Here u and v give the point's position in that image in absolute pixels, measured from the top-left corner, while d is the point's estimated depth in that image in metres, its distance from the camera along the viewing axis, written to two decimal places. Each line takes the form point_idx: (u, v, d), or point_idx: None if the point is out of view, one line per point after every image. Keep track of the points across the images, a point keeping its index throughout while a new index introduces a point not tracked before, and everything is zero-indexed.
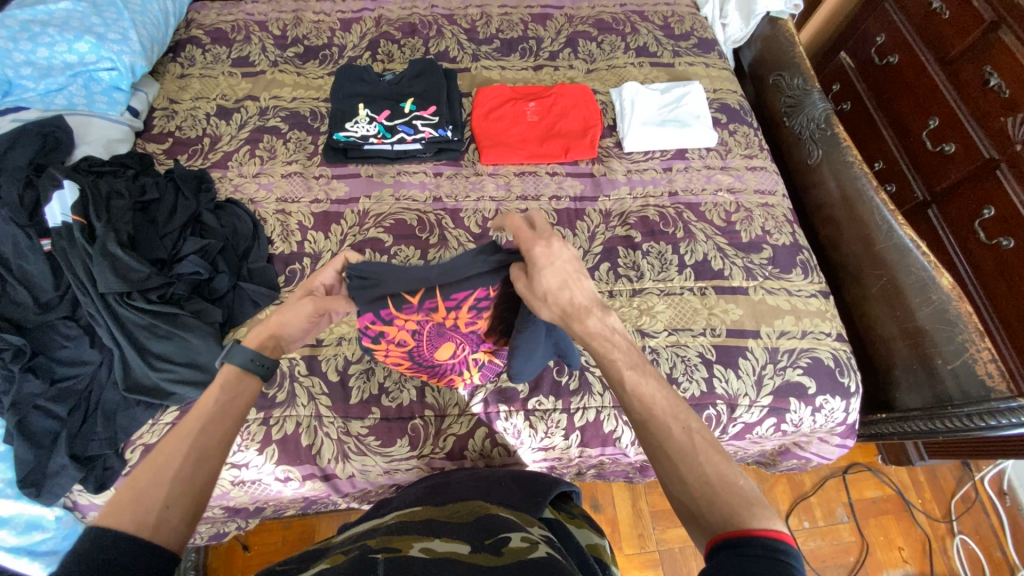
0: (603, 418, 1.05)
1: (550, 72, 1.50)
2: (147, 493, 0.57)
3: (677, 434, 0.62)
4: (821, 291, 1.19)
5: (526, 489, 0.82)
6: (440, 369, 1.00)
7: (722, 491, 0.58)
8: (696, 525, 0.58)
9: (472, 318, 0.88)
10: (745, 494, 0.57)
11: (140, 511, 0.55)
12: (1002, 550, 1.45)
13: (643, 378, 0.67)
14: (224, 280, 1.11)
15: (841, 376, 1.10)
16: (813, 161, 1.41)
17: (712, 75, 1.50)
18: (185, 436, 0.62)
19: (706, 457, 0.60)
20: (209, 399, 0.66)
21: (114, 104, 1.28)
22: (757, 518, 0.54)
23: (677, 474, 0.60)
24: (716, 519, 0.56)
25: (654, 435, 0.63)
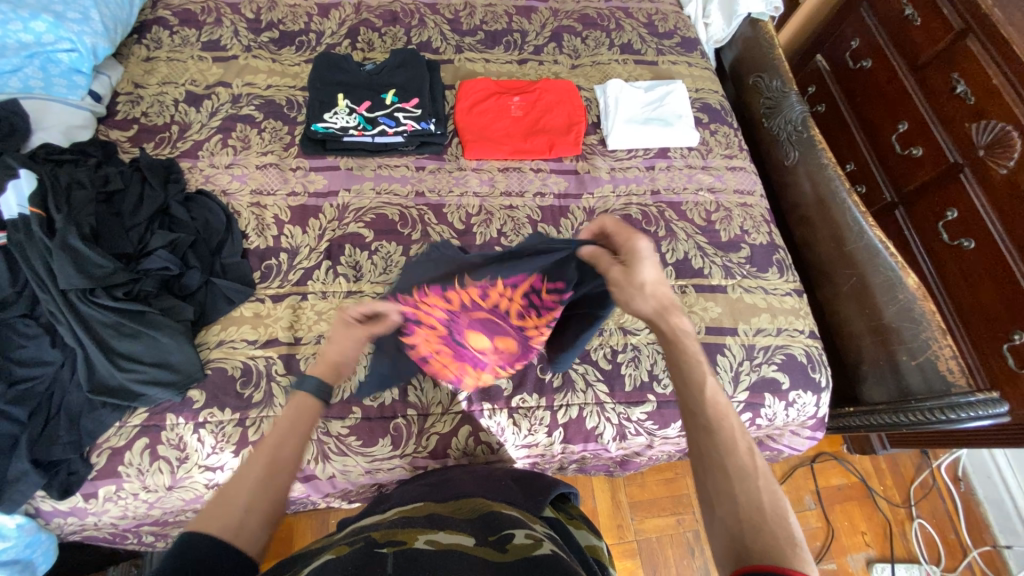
0: (586, 415, 1.06)
1: (534, 66, 1.49)
2: (232, 504, 0.62)
3: (739, 453, 0.63)
4: (795, 289, 1.22)
5: (526, 488, 0.83)
6: (463, 359, 1.00)
7: (768, 521, 0.57)
8: (728, 546, 0.57)
9: (537, 312, 0.92)
10: (790, 534, 0.56)
11: (226, 515, 0.60)
12: (955, 533, 1.55)
13: (719, 393, 0.68)
14: (195, 275, 1.07)
15: (813, 372, 1.14)
16: (790, 162, 1.44)
17: (695, 74, 1.52)
18: (264, 454, 0.67)
19: (764, 484, 0.60)
20: (278, 427, 0.71)
21: (74, 88, 1.21)
22: (797, 561, 0.53)
23: (727, 487, 0.61)
24: (754, 546, 0.55)
25: (716, 444, 0.64)
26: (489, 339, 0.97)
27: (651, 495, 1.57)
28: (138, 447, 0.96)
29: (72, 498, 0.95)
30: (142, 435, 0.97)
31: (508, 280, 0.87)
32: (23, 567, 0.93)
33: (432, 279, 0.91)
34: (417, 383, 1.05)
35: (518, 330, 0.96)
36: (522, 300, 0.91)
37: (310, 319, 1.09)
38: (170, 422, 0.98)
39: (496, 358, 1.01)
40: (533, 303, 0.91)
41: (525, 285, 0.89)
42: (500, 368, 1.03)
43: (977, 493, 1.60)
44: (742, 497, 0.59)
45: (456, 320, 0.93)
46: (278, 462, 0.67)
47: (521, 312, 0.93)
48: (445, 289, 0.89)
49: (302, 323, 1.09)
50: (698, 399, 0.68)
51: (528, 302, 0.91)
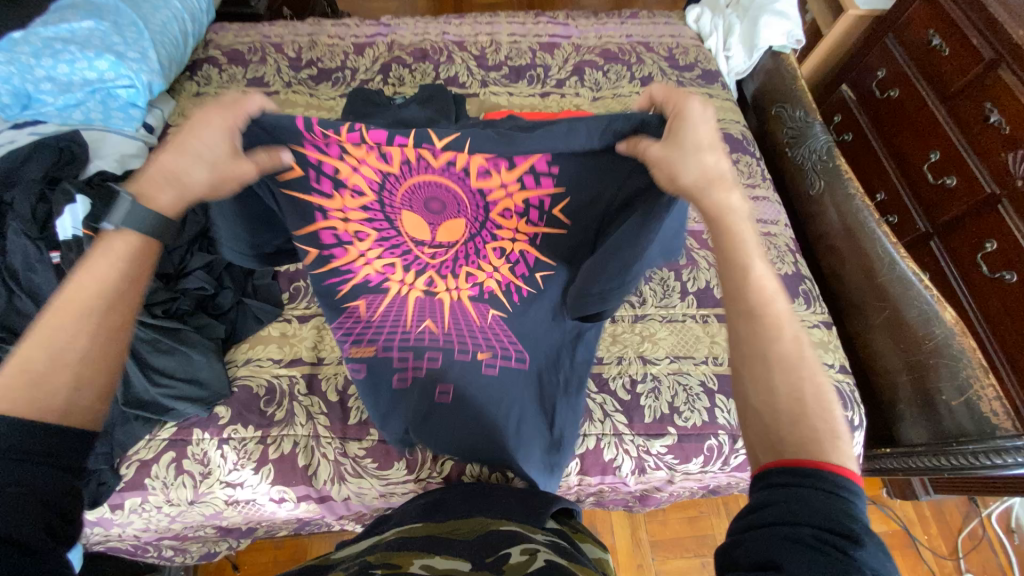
0: (604, 446, 1.04)
1: (556, 99, 1.54)
2: (51, 373, 0.54)
3: (784, 342, 0.60)
4: (822, 321, 1.19)
5: (524, 504, 0.82)
6: (372, 219, 0.83)
7: (808, 410, 0.56)
8: (765, 432, 0.57)
9: (521, 209, 0.81)
10: (830, 424, 0.55)
11: (47, 389, 0.54)
12: None
13: (767, 281, 0.63)
14: (228, 295, 1.12)
15: (844, 410, 1.10)
16: (815, 192, 1.42)
17: (716, 106, 1.53)
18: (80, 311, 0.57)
19: (806, 373, 0.58)
20: (101, 273, 0.59)
21: (130, 120, 1.32)
22: (836, 455, 0.53)
23: (766, 378, 0.59)
24: (790, 436, 0.55)
25: (757, 333, 0.60)
26: (429, 219, 0.83)
27: (674, 534, 1.51)
28: (164, 460, 0.99)
29: (100, 508, 0.98)
30: (169, 449, 1.00)
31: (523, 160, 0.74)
32: None
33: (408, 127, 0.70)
34: None
35: (481, 225, 0.84)
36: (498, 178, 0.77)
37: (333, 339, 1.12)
38: (195, 437, 1.01)
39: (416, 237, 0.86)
40: (505, 196, 0.79)
41: (504, 158, 0.73)
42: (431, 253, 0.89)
43: None
44: (779, 386, 0.58)
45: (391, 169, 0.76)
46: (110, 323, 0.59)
47: (486, 178, 0.77)
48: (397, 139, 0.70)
49: (325, 343, 1.12)
50: (739, 288, 0.63)
51: (500, 180, 0.77)
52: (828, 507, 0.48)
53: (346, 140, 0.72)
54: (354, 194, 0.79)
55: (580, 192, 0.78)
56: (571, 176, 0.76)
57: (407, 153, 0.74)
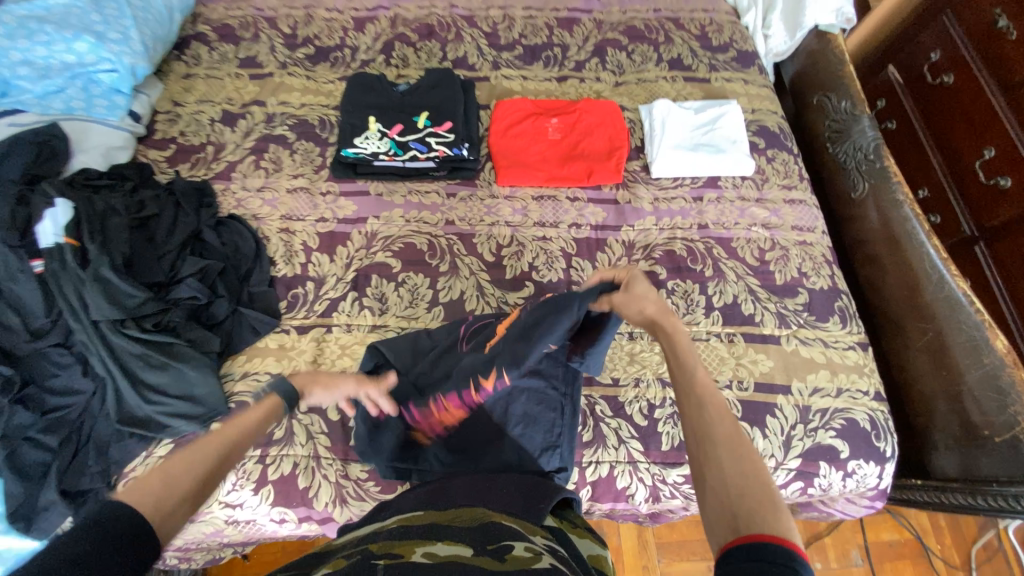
0: (617, 474, 0.99)
1: (575, 83, 1.40)
2: (176, 484, 0.56)
3: (717, 415, 0.59)
4: (859, 342, 1.10)
5: (527, 491, 0.73)
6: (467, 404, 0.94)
7: (755, 486, 0.52)
8: (713, 511, 0.52)
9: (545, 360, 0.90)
10: (777, 502, 0.50)
11: (165, 494, 0.55)
12: None
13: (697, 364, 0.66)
14: (223, 305, 1.06)
15: (877, 441, 1.03)
16: (857, 195, 1.30)
17: (752, 94, 1.39)
18: (218, 446, 0.63)
19: (742, 446, 0.56)
20: (247, 420, 0.68)
21: (114, 108, 1.23)
22: (785, 533, 0.47)
23: (712, 457, 0.55)
24: (741, 517, 0.50)
25: (701, 414, 0.59)
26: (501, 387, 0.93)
27: (680, 537, 1.48)
28: None
29: None
30: None
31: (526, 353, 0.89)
32: None
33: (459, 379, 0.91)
34: None
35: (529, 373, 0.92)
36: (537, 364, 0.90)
37: (333, 353, 1.06)
38: None
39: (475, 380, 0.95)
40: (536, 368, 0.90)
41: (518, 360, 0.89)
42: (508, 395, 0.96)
43: None
44: (725, 462, 0.54)
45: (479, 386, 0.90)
46: (226, 461, 0.62)
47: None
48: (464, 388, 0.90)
49: (325, 357, 1.06)
50: (682, 375, 0.64)
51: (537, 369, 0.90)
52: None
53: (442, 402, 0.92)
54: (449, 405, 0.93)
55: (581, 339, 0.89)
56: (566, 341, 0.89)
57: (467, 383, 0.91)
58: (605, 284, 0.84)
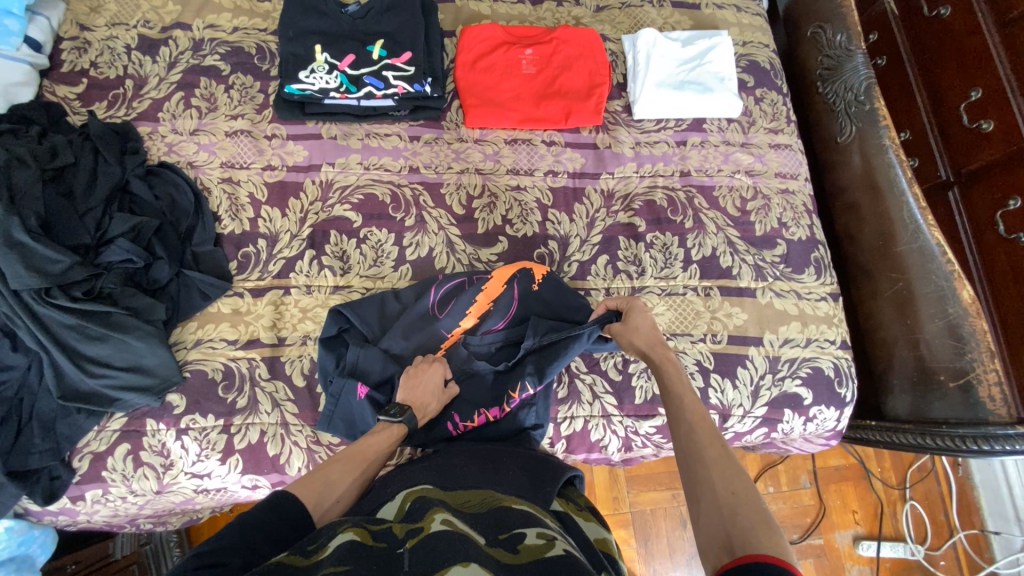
0: (591, 427, 0.99)
1: (551, 7, 1.24)
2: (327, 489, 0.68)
3: (713, 445, 0.67)
4: (831, 293, 1.11)
5: (533, 478, 0.72)
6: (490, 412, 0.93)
7: (744, 506, 0.59)
8: (712, 533, 0.58)
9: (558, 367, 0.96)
10: (767, 520, 0.57)
11: (319, 496, 0.67)
12: (945, 513, 1.56)
13: (695, 400, 0.75)
14: (163, 267, 0.96)
15: (839, 387, 1.07)
16: (843, 139, 1.25)
17: (743, 22, 1.27)
18: (362, 459, 0.75)
19: (737, 473, 0.63)
20: (380, 441, 0.79)
21: (6, 35, 1.01)
22: (771, 547, 0.54)
23: (706, 479, 0.63)
24: (735, 536, 0.56)
25: (696, 444, 0.68)
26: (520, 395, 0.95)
27: (648, 470, 1.57)
28: (119, 453, 0.91)
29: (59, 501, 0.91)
30: (123, 440, 0.92)
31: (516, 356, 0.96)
32: (19, 564, 0.91)
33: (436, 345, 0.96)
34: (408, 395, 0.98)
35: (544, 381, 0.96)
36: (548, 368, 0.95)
37: (294, 317, 1.00)
38: (150, 428, 0.92)
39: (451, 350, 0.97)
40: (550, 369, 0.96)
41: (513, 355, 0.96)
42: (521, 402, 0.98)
43: (974, 478, 1.59)
44: (718, 484, 0.62)
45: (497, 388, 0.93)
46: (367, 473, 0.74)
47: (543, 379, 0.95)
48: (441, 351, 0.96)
49: (286, 321, 0.99)
50: (676, 406, 0.74)
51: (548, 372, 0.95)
52: None
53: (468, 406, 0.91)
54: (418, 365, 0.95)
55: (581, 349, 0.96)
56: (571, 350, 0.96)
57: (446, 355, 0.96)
58: (609, 312, 0.95)
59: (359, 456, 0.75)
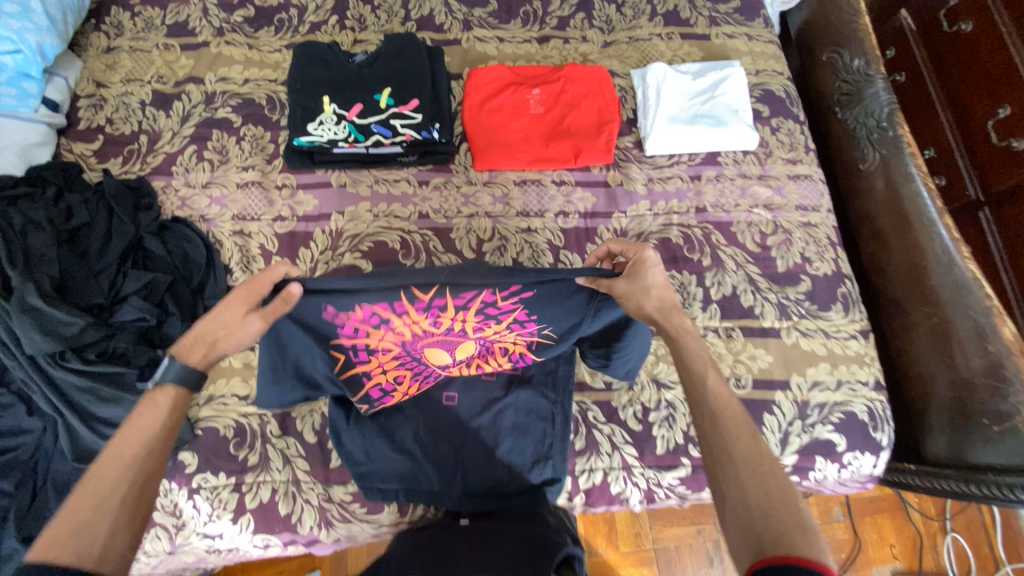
0: (611, 480, 0.95)
1: (558, 44, 1.23)
2: (90, 527, 0.54)
3: (742, 439, 0.62)
4: (861, 330, 1.06)
5: (530, 554, 0.69)
6: (402, 364, 0.84)
7: (778, 506, 0.56)
8: (744, 532, 0.56)
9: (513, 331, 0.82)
10: (801, 519, 0.55)
11: (80, 550, 0.53)
12: (990, 547, 1.45)
13: (720, 381, 0.68)
14: (175, 323, 0.96)
15: (874, 431, 1.01)
16: (865, 166, 1.21)
17: (755, 51, 1.24)
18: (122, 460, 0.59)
19: (768, 468, 0.60)
20: (148, 422, 0.62)
21: (25, 98, 1.05)
22: (810, 551, 0.52)
23: (735, 476, 0.60)
24: (766, 537, 0.54)
25: (722, 437, 0.63)
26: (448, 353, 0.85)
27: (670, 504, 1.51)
28: None
29: None
30: None
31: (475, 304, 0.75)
32: None
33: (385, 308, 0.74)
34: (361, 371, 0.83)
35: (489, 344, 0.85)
36: (484, 320, 0.78)
37: None
38: (163, 488, 0.91)
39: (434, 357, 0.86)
40: (499, 326, 0.80)
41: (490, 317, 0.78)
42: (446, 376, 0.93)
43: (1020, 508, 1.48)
44: (748, 481, 0.59)
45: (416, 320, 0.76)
46: (145, 473, 0.60)
47: (482, 328, 0.80)
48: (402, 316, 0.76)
49: None
50: (699, 395, 0.68)
51: (494, 325, 0.80)
52: None
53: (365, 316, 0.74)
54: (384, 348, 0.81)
55: (558, 315, 0.79)
56: (546, 314, 0.78)
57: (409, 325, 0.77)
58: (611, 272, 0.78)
59: (126, 458, 0.59)
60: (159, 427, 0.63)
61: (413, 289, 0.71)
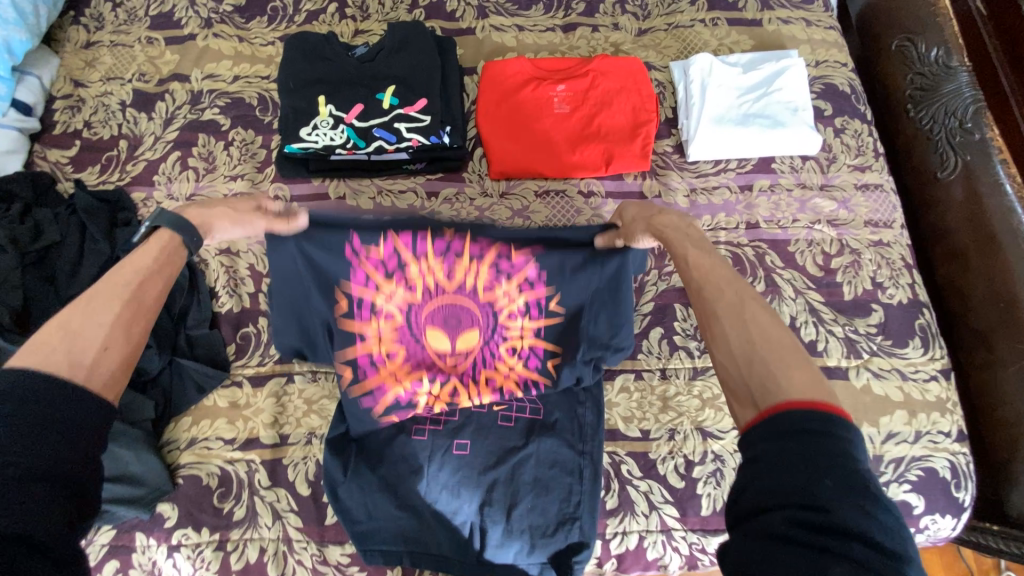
0: (648, 545, 0.82)
1: (586, 33, 1.08)
2: (77, 337, 0.51)
3: (724, 295, 0.57)
4: (942, 370, 0.90)
5: None
6: (401, 341, 0.78)
7: (765, 351, 0.51)
8: (737, 389, 0.52)
9: (524, 312, 0.78)
10: (792, 358, 0.50)
11: (71, 352, 0.50)
12: None
13: (701, 253, 0.64)
14: (152, 357, 0.84)
15: (956, 490, 0.85)
16: (943, 174, 1.03)
17: (815, 39, 1.07)
18: (119, 291, 0.57)
19: (754, 315, 0.54)
20: (140, 259, 0.61)
21: None
22: (804, 387, 0.47)
23: (721, 332, 0.55)
24: (757, 387, 0.50)
25: (704, 300, 0.59)
26: (449, 336, 0.79)
27: None
28: (106, 572, 0.79)
29: None
30: (110, 558, 0.80)
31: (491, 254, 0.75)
32: None
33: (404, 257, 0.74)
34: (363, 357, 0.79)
35: (495, 334, 0.80)
36: (494, 279, 0.77)
37: (297, 409, 0.87)
38: (139, 544, 0.80)
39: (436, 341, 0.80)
40: (510, 300, 0.78)
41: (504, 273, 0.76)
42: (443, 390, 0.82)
43: None
44: (737, 337, 0.54)
45: (429, 270, 0.75)
46: (141, 303, 0.57)
47: (491, 292, 0.78)
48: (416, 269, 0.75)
49: (288, 415, 0.87)
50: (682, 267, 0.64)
51: (504, 294, 0.77)
52: (807, 450, 0.43)
53: (383, 253, 0.73)
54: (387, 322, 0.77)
55: (573, 282, 0.76)
56: (561, 277, 0.76)
57: (422, 283, 0.76)
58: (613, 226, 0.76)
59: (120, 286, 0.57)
60: (155, 265, 0.61)
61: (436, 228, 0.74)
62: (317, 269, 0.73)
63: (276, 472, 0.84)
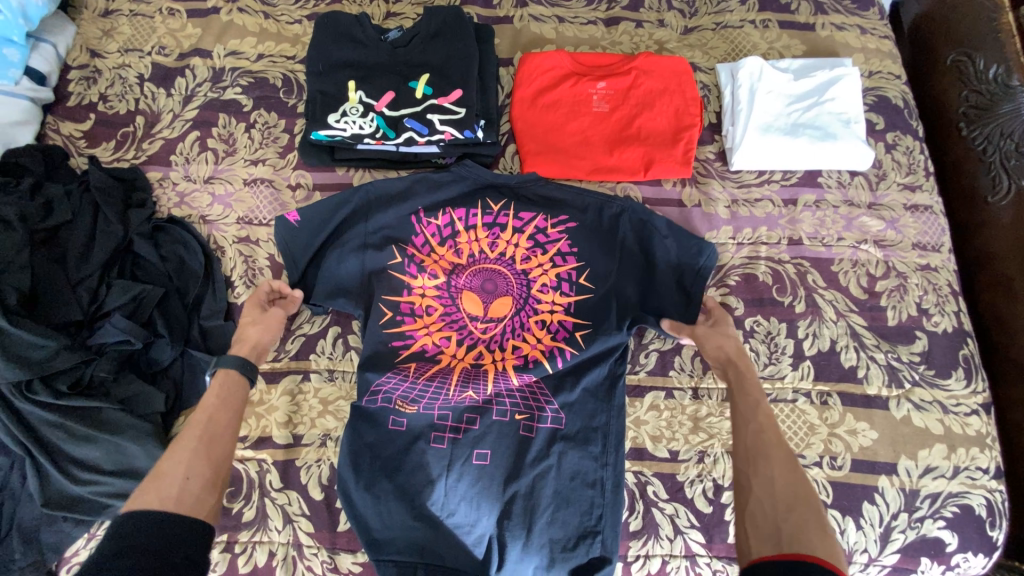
0: (671, 570, 0.79)
1: (629, 29, 1.03)
2: (167, 478, 0.59)
3: (771, 445, 0.63)
4: (985, 405, 0.86)
5: None
6: (442, 295, 0.84)
7: (800, 509, 0.57)
8: (769, 527, 0.56)
9: (555, 285, 0.84)
10: (822, 522, 0.56)
11: (163, 490, 0.58)
12: None
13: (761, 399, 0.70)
14: (165, 347, 0.81)
15: (992, 530, 0.81)
16: (994, 197, 0.98)
17: (869, 47, 1.02)
18: (195, 430, 0.65)
19: (794, 479, 0.60)
20: (207, 397, 0.69)
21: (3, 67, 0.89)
22: (829, 556, 0.52)
23: (767, 472, 0.61)
24: (787, 533, 0.55)
25: (758, 439, 0.65)
26: (485, 302, 0.84)
27: None
28: None
29: None
30: None
31: (531, 223, 0.86)
32: None
33: (459, 222, 0.87)
34: (405, 320, 0.83)
35: (527, 304, 0.83)
36: (532, 252, 0.85)
37: (312, 409, 0.83)
38: None
39: (472, 312, 0.83)
40: (543, 272, 0.84)
41: (540, 246, 0.85)
42: (467, 353, 0.83)
43: None
44: (779, 487, 0.59)
45: (476, 239, 0.86)
46: (214, 436, 0.65)
47: (528, 260, 0.85)
48: (466, 234, 0.86)
49: (303, 414, 0.83)
50: (749, 403, 0.69)
51: (540, 265, 0.85)
52: None
53: (441, 222, 0.86)
54: (434, 281, 0.84)
55: (602, 260, 0.84)
56: (589, 251, 0.84)
57: (468, 248, 0.86)
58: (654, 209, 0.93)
59: (198, 424, 0.65)
60: (222, 400, 0.69)
61: (488, 196, 0.87)
62: (385, 228, 0.86)
63: (288, 473, 0.80)
